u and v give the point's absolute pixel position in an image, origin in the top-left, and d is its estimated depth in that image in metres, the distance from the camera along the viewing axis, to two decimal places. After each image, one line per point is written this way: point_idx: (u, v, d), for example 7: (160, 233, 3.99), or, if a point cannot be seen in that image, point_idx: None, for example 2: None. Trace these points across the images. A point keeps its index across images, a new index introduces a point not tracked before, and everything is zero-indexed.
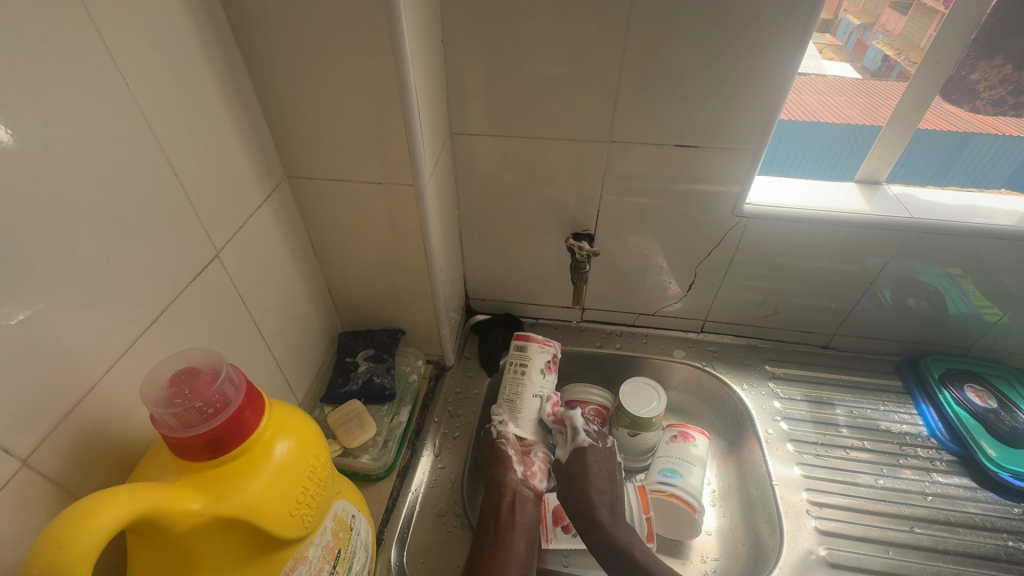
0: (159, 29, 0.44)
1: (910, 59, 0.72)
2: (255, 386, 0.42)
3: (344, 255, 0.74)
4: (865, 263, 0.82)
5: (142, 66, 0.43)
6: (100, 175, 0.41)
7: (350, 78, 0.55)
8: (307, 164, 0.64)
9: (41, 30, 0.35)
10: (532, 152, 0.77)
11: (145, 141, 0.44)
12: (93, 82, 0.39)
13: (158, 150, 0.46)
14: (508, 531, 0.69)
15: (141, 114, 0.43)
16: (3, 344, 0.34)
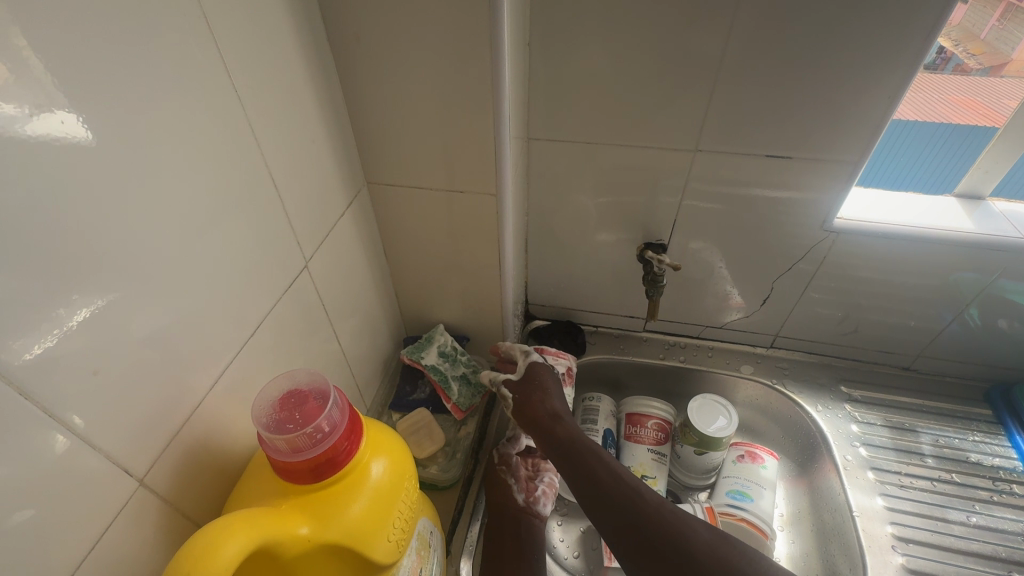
0: (264, 37, 0.43)
1: (968, 50, 0.66)
2: (357, 409, 0.42)
3: (416, 261, 0.73)
4: (963, 284, 0.77)
5: (248, 76, 0.42)
6: (209, 187, 0.40)
7: (443, 85, 0.54)
8: (387, 170, 0.63)
9: (164, 42, 0.35)
10: (609, 158, 0.75)
11: (248, 152, 0.43)
12: (207, 93, 0.39)
13: (259, 160, 0.45)
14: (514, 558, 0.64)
15: (246, 124, 0.43)
16: (124, 362, 0.34)
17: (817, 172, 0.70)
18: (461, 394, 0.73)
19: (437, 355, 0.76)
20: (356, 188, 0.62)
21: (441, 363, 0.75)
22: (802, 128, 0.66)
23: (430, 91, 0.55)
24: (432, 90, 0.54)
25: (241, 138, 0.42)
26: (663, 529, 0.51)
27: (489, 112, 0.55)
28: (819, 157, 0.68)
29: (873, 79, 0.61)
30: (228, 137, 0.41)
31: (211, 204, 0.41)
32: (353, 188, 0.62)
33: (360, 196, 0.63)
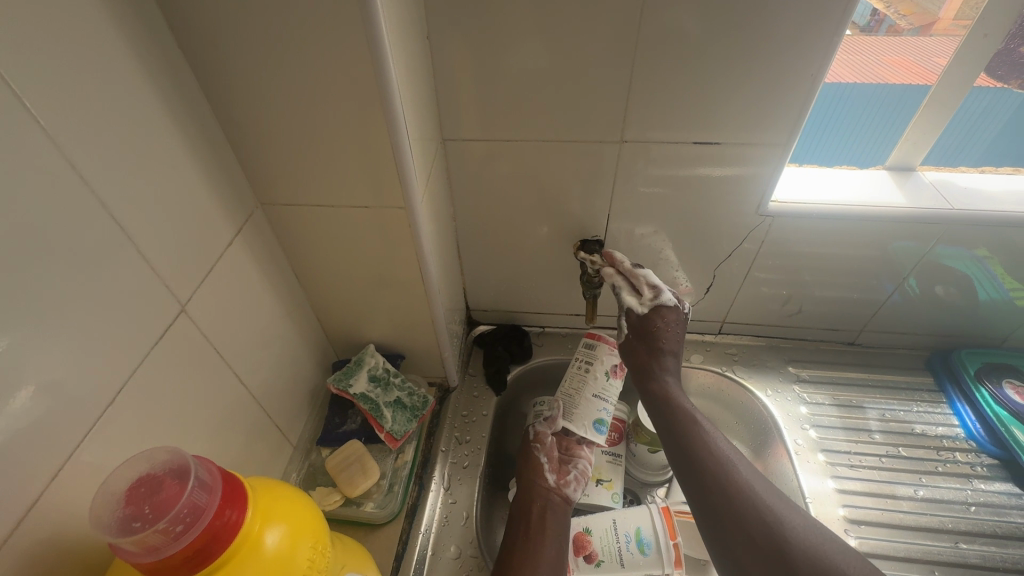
0: (83, 53, 0.37)
1: (899, 11, 0.67)
2: (232, 478, 0.37)
3: (332, 283, 0.67)
4: (898, 258, 0.76)
5: (63, 103, 0.36)
6: (20, 241, 0.34)
7: (325, 93, 0.48)
8: (281, 189, 0.56)
9: None
10: (533, 155, 0.70)
11: (75, 192, 0.37)
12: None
13: (94, 200, 0.38)
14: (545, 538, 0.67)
15: (69, 159, 0.36)
16: None
17: (745, 156, 0.67)
18: (396, 422, 0.68)
19: (368, 381, 0.70)
20: (248, 212, 0.56)
21: (371, 390, 0.69)
22: (726, 111, 0.63)
23: (312, 100, 0.48)
24: (314, 99, 0.48)
25: (63, 176, 0.36)
26: (732, 487, 0.58)
27: (382, 120, 0.49)
28: (748, 141, 0.66)
29: (795, 60, 0.58)
30: (42, 177, 0.35)
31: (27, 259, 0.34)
32: (243, 212, 0.55)
33: (254, 220, 0.57)
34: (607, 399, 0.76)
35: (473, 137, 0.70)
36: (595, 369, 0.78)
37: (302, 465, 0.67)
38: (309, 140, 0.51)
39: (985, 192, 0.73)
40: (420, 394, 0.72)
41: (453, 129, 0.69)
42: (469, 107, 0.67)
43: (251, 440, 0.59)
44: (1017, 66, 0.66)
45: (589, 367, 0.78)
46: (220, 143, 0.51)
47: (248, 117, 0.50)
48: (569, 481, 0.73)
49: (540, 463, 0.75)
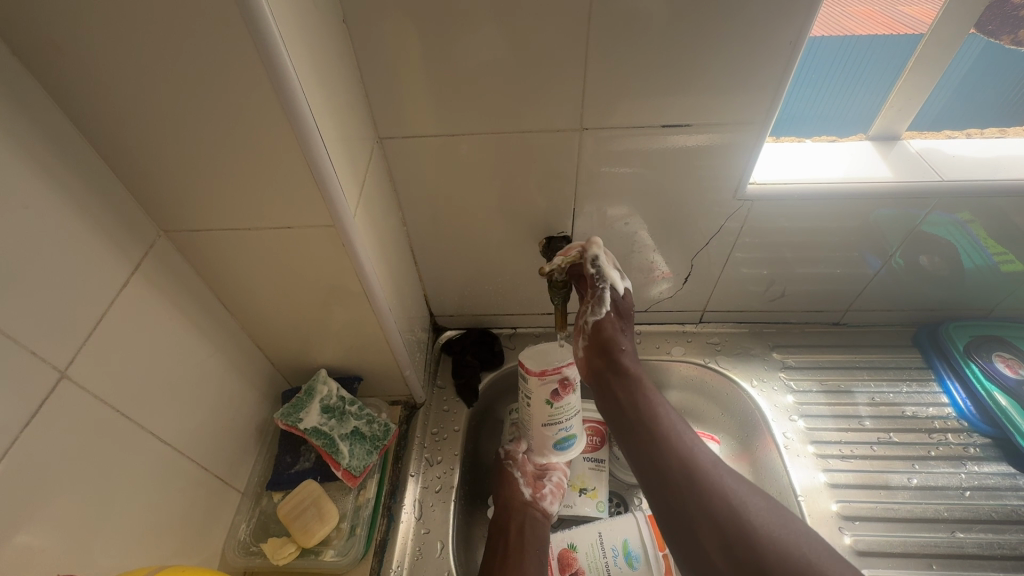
0: None
1: None
2: None
3: (265, 310, 0.59)
4: (884, 236, 0.72)
5: None
6: None
7: (215, 99, 0.40)
8: (185, 214, 0.48)
9: None
10: (484, 149, 0.63)
11: None
12: None
13: None
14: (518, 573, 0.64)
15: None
16: None
17: (717, 138, 0.61)
18: (354, 456, 0.62)
19: (320, 413, 0.64)
20: (149, 241, 0.48)
21: (325, 423, 0.63)
22: (693, 89, 0.57)
23: (201, 109, 0.40)
24: (204, 107, 0.40)
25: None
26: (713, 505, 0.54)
27: (291, 127, 0.41)
28: (720, 121, 0.59)
29: (770, 25, 0.51)
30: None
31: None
32: (142, 244, 0.47)
33: (158, 250, 0.49)
34: (563, 421, 0.67)
35: (415, 132, 0.62)
36: (537, 402, 0.65)
37: (251, 515, 0.61)
38: (208, 155, 0.43)
39: (973, 159, 0.68)
40: (381, 421, 0.66)
41: (391, 125, 0.61)
42: (406, 99, 0.59)
43: (183, 497, 0.53)
44: (1011, 20, 0.61)
45: (531, 401, 0.65)
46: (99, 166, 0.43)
47: (127, 133, 0.42)
48: (545, 497, 0.70)
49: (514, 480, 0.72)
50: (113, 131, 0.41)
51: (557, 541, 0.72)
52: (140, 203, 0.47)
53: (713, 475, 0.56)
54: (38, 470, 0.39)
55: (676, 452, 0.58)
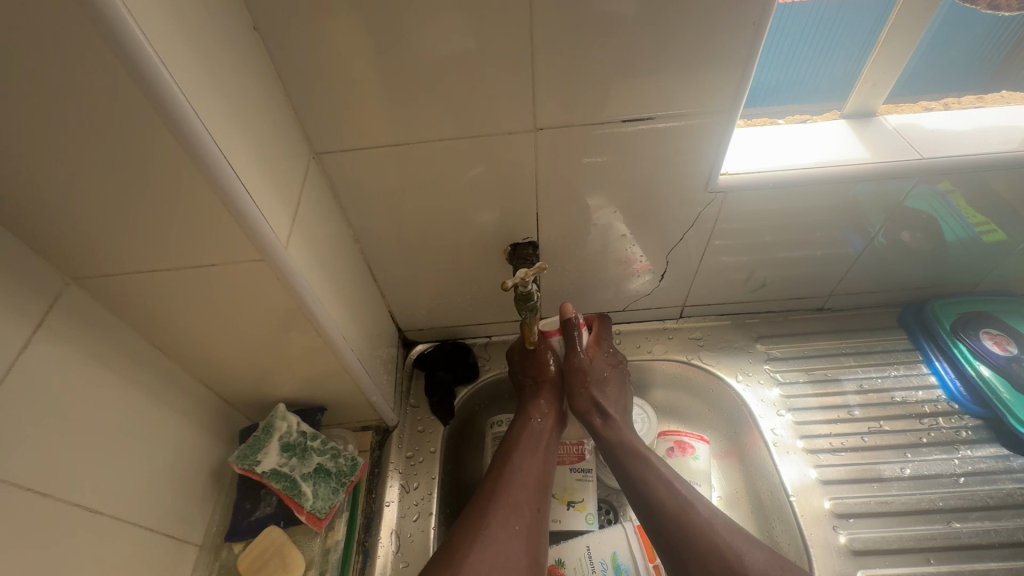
0: None
1: None
2: None
3: (205, 350, 0.55)
4: (863, 217, 0.68)
5: None
6: None
7: (100, 132, 0.35)
8: (91, 260, 0.43)
9: None
10: (435, 157, 0.58)
11: None
12: None
13: None
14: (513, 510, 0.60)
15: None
16: None
17: (680, 129, 0.57)
18: (318, 497, 0.58)
19: (280, 452, 0.60)
20: (54, 293, 0.43)
21: (285, 463, 0.59)
22: (649, 80, 0.53)
23: (85, 146, 0.35)
24: (89, 143, 0.35)
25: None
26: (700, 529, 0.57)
27: (193, 157, 0.36)
28: (682, 111, 0.55)
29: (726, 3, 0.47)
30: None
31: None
32: (46, 296, 0.42)
33: (68, 300, 0.44)
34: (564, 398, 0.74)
35: (355, 143, 0.57)
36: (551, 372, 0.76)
37: (211, 569, 0.56)
38: (107, 195, 0.38)
39: (954, 133, 0.65)
40: (347, 455, 0.62)
41: (328, 138, 0.56)
42: (341, 109, 0.54)
43: (130, 563, 0.48)
44: None
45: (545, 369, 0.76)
46: None
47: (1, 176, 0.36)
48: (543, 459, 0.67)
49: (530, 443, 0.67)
50: None
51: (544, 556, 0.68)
52: (36, 251, 0.41)
53: (698, 506, 0.59)
54: None
55: (656, 471, 0.63)
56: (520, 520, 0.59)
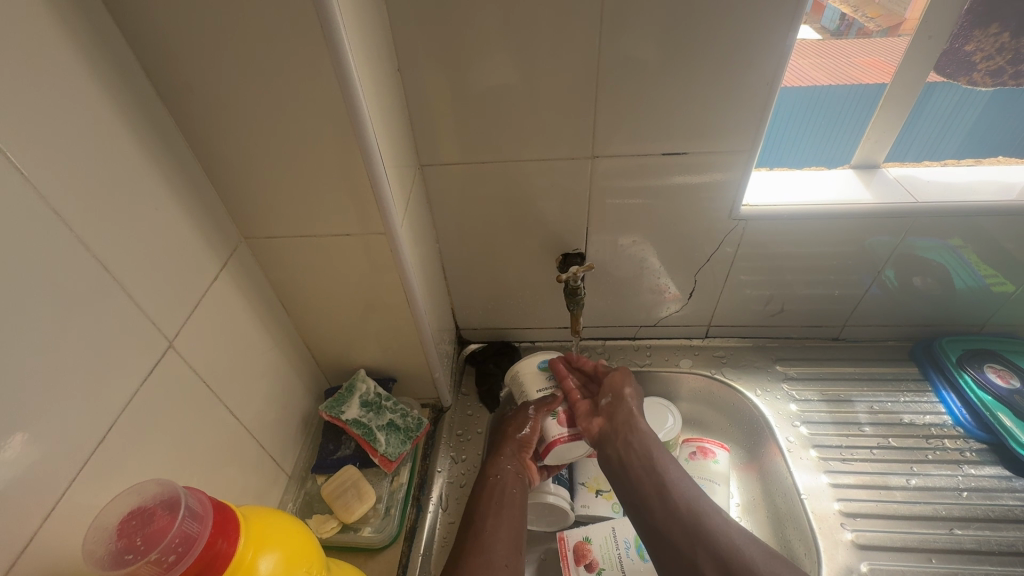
0: (72, 116, 0.40)
1: (868, 15, 0.69)
2: (222, 507, 0.36)
3: (316, 311, 0.69)
4: (873, 248, 0.78)
5: (60, 167, 0.39)
6: (33, 297, 0.37)
7: (300, 130, 0.51)
8: (262, 223, 0.59)
9: None
10: (508, 176, 0.73)
11: (74, 251, 0.40)
12: (6, 204, 0.35)
13: (90, 255, 0.42)
14: (506, 500, 0.69)
15: (36, 189, 0.37)
16: None
17: (709, 165, 0.70)
18: (390, 445, 0.69)
19: (360, 407, 0.71)
20: (233, 247, 0.59)
21: (364, 415, 0.71)
22: (687, 123, 0.66)
23: (289, 140, 0.51)
24: (290, 137, 0.51)
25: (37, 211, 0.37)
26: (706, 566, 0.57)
27: (356, 151, 0.52)
28: (711, 149, 0.69)
29: (750, 71, 0.61)
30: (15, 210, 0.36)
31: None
32: (229, 247, 0.58)
33: (238, 254, 0.60)
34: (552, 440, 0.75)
35: (448, 161, 0.72)
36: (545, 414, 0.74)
37: (297, 495, 0.68)
38: (291, 174, 0.54)
39: (948, 184, 0.75)
40: (414, 415, 0.73)
41: (427, 156, 0.72)
42: (441, 134, 0.69)
43: (248, 468, 0.60)
44: (965, 64, 0.67)
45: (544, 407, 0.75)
46: (203, 182, 0.54)
47: (227, 158, 0.53)
48: (515, 509, 0.69)
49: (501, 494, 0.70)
50: (220, 154, 0.53)
51: (572, 534, 0.76)
52: (230, 214, 0.58)
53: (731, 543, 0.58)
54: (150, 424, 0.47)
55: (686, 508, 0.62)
56: (506, 538, 0.65)
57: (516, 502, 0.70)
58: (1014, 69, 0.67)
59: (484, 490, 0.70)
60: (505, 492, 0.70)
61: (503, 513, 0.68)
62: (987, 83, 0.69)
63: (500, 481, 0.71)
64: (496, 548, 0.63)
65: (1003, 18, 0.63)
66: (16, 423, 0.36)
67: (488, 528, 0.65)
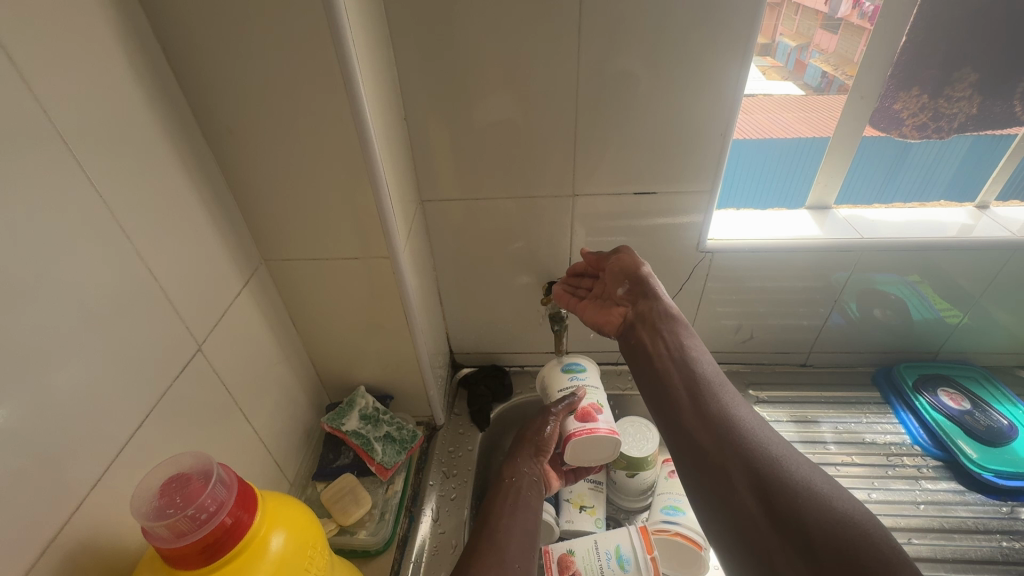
0: (137, 152, 0.48)
1: (847, 73, 0.75)
2: (246, 483, 0.42)
3: (322, 329, 0.76)
4: (830, 279, 0.86)
5: (125, 192, 0.47)
6: (95, 298, 0.45)
7: (321, 167, 0.59)
8: (280, 247, 0.67)
9: (46, 183, 0.40)
10: (499, 211, 0.82)
11: (129, 262, 0.48)
12: (82, 221, 0.43)
13: (141, 266, 0.49)
14: (521, 500, 0.74)
15: (105, 208, 0.45)
16: (26, 465, 0.39)
17: (678, 204, 0.79)
18: (386, 454, 0.75)
19: (359, 419, 0.77)
20: (254, 268, 0.66)
21: (363, 427, 0.76)
22: (656, 166, 0.76)
23: (310, 175, 0.60)
24: (311, 173, 0.60)
25: (104, 225, 0.45)
26: (738, 450, 0.52)
27: (368, 186, 0.60)
28: (678, 189, 0.78)
29: (707, 122, 0.71)
30: (88, 224, 0.44)
31: (68, 287, 0.42)
32: (251, 268, 0.66)
33: (258, 274, 0.67)
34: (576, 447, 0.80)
35: (446, 197, 0.81)
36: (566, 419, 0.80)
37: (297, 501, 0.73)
38: (309, 205, 0.63)
39: (892, 223, 0.84)
40: (409, 428, 0.79)
41: (428, 193, 0.81)
42: (440, 173, 0.79)
43: (256, 470, 0.66)
44: (895, 119, 0.77)
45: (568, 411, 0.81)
46: (233, 210, 0.63)
47: (256, 189, 0.62)
48: (529, 506, 0.73)
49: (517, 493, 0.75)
50: (250, 186, 0.61)
51: (556, 547, 0.78)
52: (253, 238, 0.66)
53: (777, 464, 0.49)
54: (177, 418, 0.53)
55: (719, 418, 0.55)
56: (519, 530, 0.69)
57: (530, 504, 0.74)
58: (937, 125, 0.77)
59: (501, 488, 0.76)
60: (521, 493, 0.75)
61: (518, 512, 0.72)
62: (915, 136, 0.78)
63: (518, 482, 0.76)
64: (511, 540, 0.67)
65: (920, 83, 0.73)
66: (71, 402, 0.42)
67: (505, 520, 0.70)
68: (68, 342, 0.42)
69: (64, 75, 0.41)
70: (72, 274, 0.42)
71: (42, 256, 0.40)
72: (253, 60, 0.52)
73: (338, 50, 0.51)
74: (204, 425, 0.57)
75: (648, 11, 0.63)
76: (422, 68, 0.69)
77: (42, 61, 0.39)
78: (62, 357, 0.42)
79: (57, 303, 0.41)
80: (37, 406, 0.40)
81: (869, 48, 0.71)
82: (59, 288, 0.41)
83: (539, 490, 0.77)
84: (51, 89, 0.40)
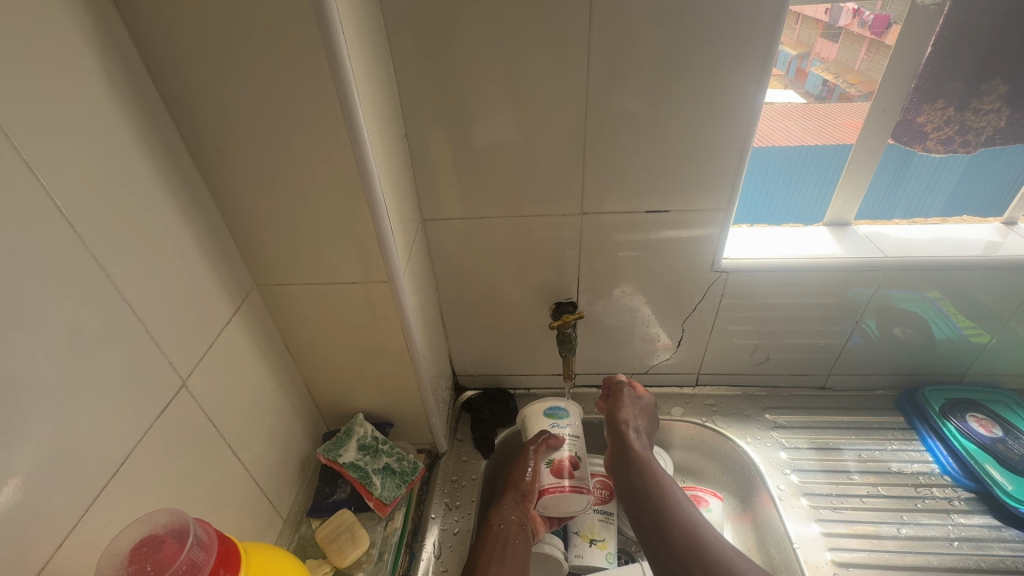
0: (119, 177, 0.45)
1: (847, 80, 0.73)
2: (224, 539, 0.39)
3: (318, 356, 0.72)
4: (851, 300, 0.82)
5: (105, 220, 0.44)
6: (69, 336, 0.41)
7: (317, 188, 0.56)
8: (274, 271, 0.63)
9: (10, 213, 0.36)
10: (504, 230, 0.78)
11: (109, 295, 0.44)
12: (54, 252, 0.40)
13: (122, 299, 0.46)
14: (509, 550, 0.70)
15: (83, 239, 0.42)
16: None
17: (691, 222, 0.76)
18: (385, 488, 0.71)
19: (357, 450, 0.73)
20: (246, 293, 0.63)
21: (361, 458, 0.73)
22: (669, 183, 0.72)
23: (305, 196, 0.57)
24: (306, 194, 0.57)
25: (78, 258, 0.42)
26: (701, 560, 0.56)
27: (367, 207, 0.57)
28: (693, 207, 0.74)
29: (723, 137, 0.68)
30: (60, 257, 0.40)
31: (39, 326, 0.39)
32: (243, 294, 0.62)
33: (250, 300, 0.64)
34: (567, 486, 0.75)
35: (448, 216, 0.78)
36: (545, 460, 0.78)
37: (291, 539, 0.69)
38: (305, 228, 0.59)
39: (917, 241, 0.80)
40: (409, 459, 0.75)
41: (429, 212, 0.77)
42: (442, 191, 0.75)
43: (248, 509, 0.62)
44: (919, 133, 0.73)
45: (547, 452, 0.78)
46: (225, 234, 0.59)
47: (248, 211, 0.58)
48: (516, 557, 0.70)
49: (501, 541, 0.71)
50: (242, 209, 0.58)
51: None
52: (245, 262, 0.62)
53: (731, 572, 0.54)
54: (161, 459, 0.50)
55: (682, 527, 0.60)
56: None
57: (518, 553, 0.70)
58: (963, 138, 0.73)
59: (487, 537, 0.72)
60: (508, 542, 0.71)
61: (505, 563, 0.68)
62: (940, 150, 0.74)
63: (505, 530, 0.73)
64: None
65: (947, 95, 0.69)
66: (42, 453, 0.39)
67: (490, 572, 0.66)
68: (35, 384, 0.38)
69: (33, 98, 0.38)
70: (44, 310, 0.39)
71: (11, 296, 0.37)
72: (243, 77, 0.49)
73: (333, 67, 0.48)
74: (190, 464, 0.53)
75: (659, 23, 0.60)
76: (423, 82, 0.66)
77: (9, 84, 0.36)
78: (32, 403, 0.38)
79: (23, 343, 0.37)
80: (1, 462, 0.36)
81: (891, 62, 0.68)
82: (28, 329, 0.38)
83: (527, 537, 0.73)
84: (20, 115, 0.37)
